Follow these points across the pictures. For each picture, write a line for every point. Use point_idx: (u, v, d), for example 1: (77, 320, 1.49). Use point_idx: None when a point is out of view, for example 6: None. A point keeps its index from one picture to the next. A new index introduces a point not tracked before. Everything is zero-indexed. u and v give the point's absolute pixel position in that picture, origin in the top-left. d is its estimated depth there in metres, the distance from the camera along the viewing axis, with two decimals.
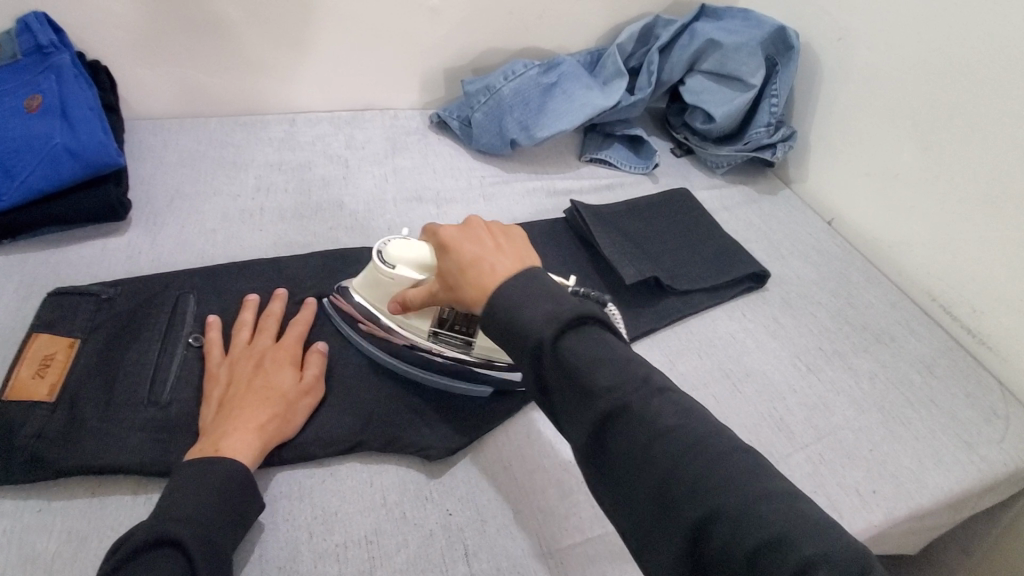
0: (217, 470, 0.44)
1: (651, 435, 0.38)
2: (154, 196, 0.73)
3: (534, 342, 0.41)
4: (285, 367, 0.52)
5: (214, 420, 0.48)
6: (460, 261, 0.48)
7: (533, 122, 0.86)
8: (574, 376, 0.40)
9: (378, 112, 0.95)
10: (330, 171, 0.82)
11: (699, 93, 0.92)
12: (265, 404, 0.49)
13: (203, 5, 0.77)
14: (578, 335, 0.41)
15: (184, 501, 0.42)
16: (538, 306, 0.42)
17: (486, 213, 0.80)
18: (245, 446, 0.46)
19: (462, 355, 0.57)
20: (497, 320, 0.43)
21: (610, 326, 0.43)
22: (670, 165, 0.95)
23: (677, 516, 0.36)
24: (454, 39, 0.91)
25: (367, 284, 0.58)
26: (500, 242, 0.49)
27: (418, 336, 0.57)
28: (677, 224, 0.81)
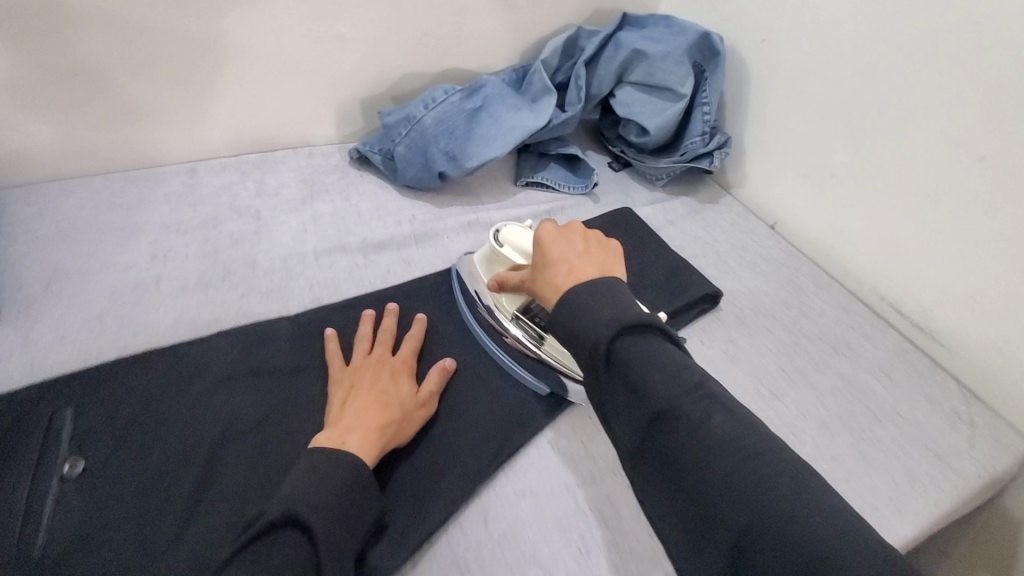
0: (344, 464, 0.45)
1: (697, 441, 0.39)
2: (25, 280, 0.62)
3: (590, 342, 0.43)
4: (401, 377, 0.56)
5: (337, 418, 0.51)
6: (545, 257, 0.53)
7: (460, 151, 0.80)
8: (630, 374, 0.41)
9: (292, 150, 0.87)
10: (239, 226, 0.73)
11: (630, 105, 0.89)
12: (386, 409, 0.52)
13: (68, 51, 0.66)
14: (636, 338, 0.43)
15: (307, 490, 0.43)
16: (607, 310, 0.44)
17: (419, 256, 0.74)
18: (368, 446, 0.48)
19: (534, 347, 0.61)
20: (561, 323, 0.46)
21: (670, 333, 0.44)
22: (609, 182, 0.92)
23: (721, 523, 0.37)
24: (367, 66, 0.84)
25: (485, 258, 0.66)
26: (589, 248, 0.54)
27: (505, 316, 0.63)
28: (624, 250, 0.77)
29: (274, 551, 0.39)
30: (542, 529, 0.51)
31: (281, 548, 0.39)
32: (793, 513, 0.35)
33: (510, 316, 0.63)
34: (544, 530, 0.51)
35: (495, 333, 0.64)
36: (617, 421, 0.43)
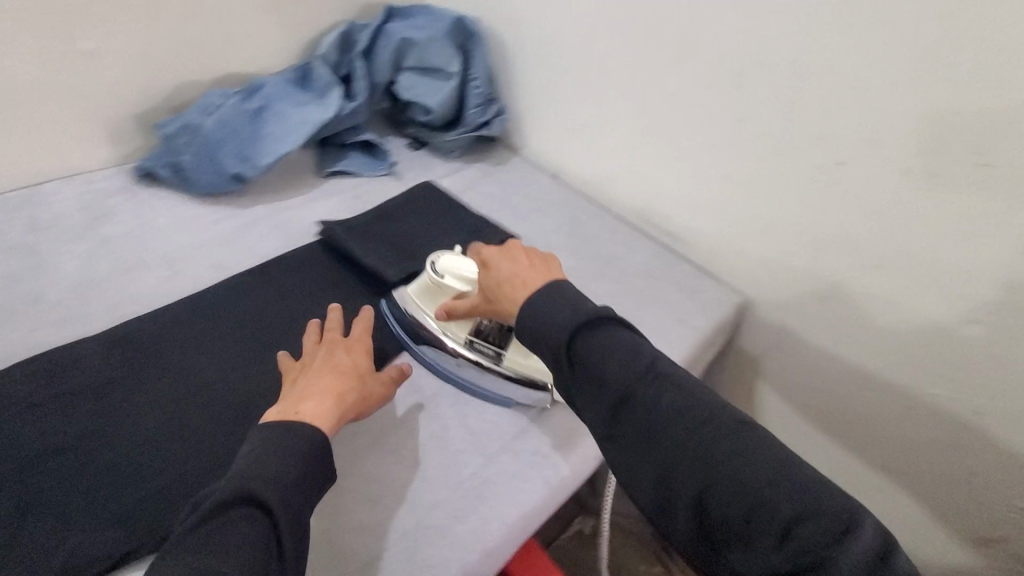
0: (300, 433, 0.49)
1: (654, 416, 0.47)
2: None
3: (553, 342, 0.51)
4: (358, 350, 0.61)
5: (296, 392, 0.55)
6: (499, 278, 0.59)
7: (253, 152, 0.83)
8: (592, 362, 0.49)
9: (65, 180, 0.82)
10: (14, 264, 0.69)
11: (411, 89, 0.97)
12: (343, 380, 0.57)
13: None
14: (592, 333, 0.51)
15: (266, 462, 0.46)
16: (561, 311, 0.52)
17: (228, 257, 0.76)
18: (325, 414, 0.53)
19: (492, 365, 0.65)
20: (525, 329, 0.53)
21: (622, 322, 0.52)
22: (408, 160, 1.00)
23: (681, 484, 0.45)
24: (131, 82, 0.82)
25: (422, 291, 0.68)
26: (533, 261, 0.60)
27: (457, 341, 0.66)
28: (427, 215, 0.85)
29: (223, 530, 0.42)
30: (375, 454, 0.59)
31: (232, 527, 0.42)
32: (748, 473, 0.44)
33: (464, 340, 0.66)
34: (379, 456, 0.59)
35: (448, 358, 0.67)
36: (585, 404, 0.50)
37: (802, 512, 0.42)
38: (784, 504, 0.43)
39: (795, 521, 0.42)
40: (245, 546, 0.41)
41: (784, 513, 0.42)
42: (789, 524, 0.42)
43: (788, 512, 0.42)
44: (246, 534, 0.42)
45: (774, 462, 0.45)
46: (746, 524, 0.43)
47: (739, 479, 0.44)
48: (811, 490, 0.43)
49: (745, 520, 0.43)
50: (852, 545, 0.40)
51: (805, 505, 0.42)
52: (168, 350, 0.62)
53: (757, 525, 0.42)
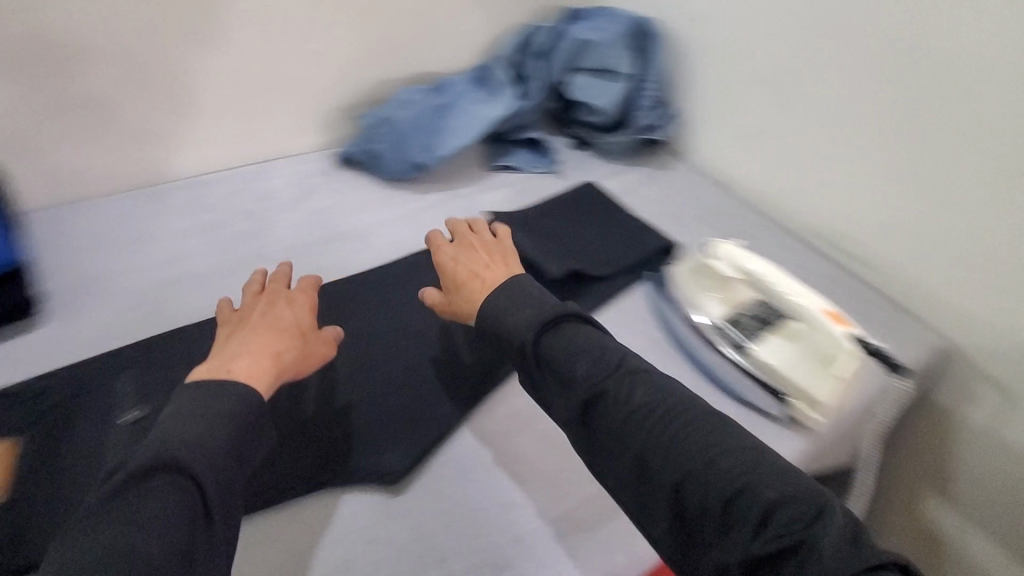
0: (229, 394, 0.45)
1: (622, 413, 0.46)
2: (66, 284, 0.72)
3: (519, 342, 0.51)
4: (299, 306, 0.59)
5: (226, 345, 0.53)
6: (449, 280, 0.60)
7: (434, 144, 0.90)
8: (561, 364, 0.49)
9: (284, 160, 0.97)
10: (245, 226, 0.83)
11: (583, 89, 0.98)
12: (280, 337, 0.54)
13: (79, 86, 0.77)
14: (565, 330, 0.51)
15: (186, 423, 0.42)
16: (522, 313, 0.52)
17: (406, 238, 0.83)
18: (257, 372, 0.50)
19: (734, 355, 0.63)
20: (491, 326, 0.54)
21: (586, 318, 0.53)
22: (571, 159, 1.01)
23: (658, 477, 0.44)
24: (343, 78, 0.94)
25: (693, 268, 0.71)
26: (480, 263, 0.61)
27: (710, 320, 0.66)
28: (589, 215, 0.84)
29: (152, 496, 0.38)
30: (528, 439, 0.62)
31: (165, 494, 0.38)
32: (719, 455, 0.43)
33: (713, 326, 0.66)
34: (531, 443, 0.61)
35: (694, 337, 0.66)
36: (560, 407, 0.49)
37: (785, 496, 0.40)
38: (768, 490, 0.41)
39: (773, 504, 0.40)
40: (168, 521, 0.37)
41: (764, 497, 0.40)
42: (768, 507, 0.40)
43: (767, 498, 0.40)
44: (169, 500, 0.38)
45: (749, 447, 0.44)
46: (723, 513, 0.41)
47: (714, 465, 0.42)
48: (795, 478, 0.42)
49: (725, 505, 0.41)
50: (835, 516, 0.39)
51: (783, 491, 0.41)
52: (356, 314, 0.71)
53: (733, 509, 0.41)
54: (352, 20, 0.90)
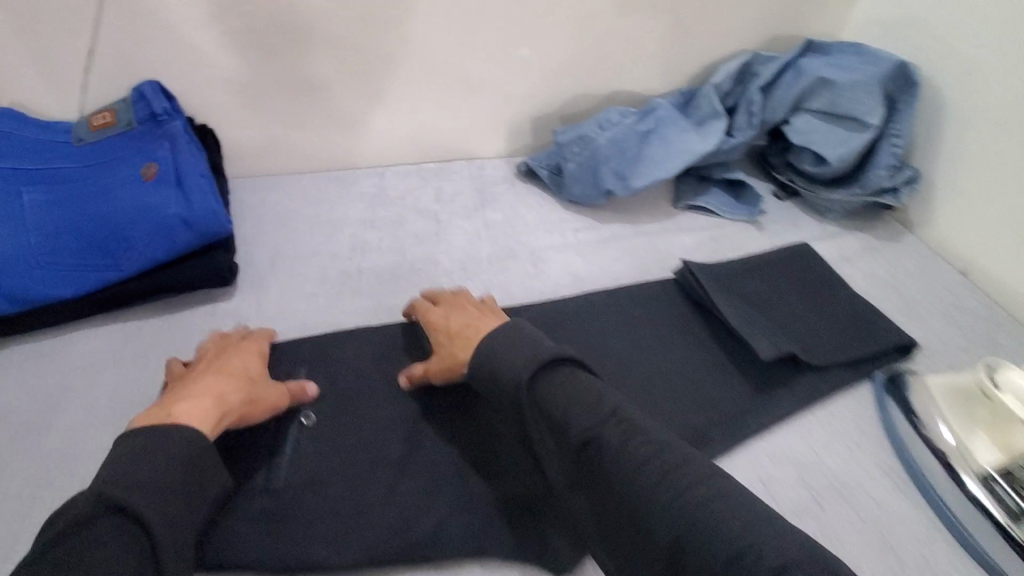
0: (178, 438, 0.43)
1: (616, 462, 0.43)
2: (257, 256, 0.74)
3: (513, 383, 0.47)
4: (246, 352, 0.56)
5: (172, 395, 0.49)
6: (453, 327, 0.56)
7: (630, 172, 0.81)
8: (551, 410, 0.45)
9: (464, 162, 0.95)
10: (422, 227, 0.81)
11: (807, 133, 0.84)
12: (231, 381, 0.51)
13: (303, 68, 0.79)
14: (552, 375, 0.47)
15: (139, 464, 0.41)
16: (518, 355, 0.48)
17: (582, 270, 0.77)
18: (201, 416, 0.46)
19: (1004, 520, 0.53)
20: (481, 366, 0.50)
21: (577, 362, 0.49)
22: (776, 210, 0.89)
23: (652, 534, 0.40)
24: (541, 88, 0.90)
25: (954, 393, 0.59)
26: (476, 311, 0.58)
27: (974, 466, 0.56)
28: (800, 283, 0.72)
29: (101, 549, 0.36)
30: None
31: (115, 547, 0.36)
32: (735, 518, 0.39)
33: (977, 475, 0.55)
34: None
35: (945, 481, 0.56)
36: (554, 457, 0.46)
37: (791, 561, 0.36)
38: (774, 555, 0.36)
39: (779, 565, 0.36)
40: (119, 571, 0.35)
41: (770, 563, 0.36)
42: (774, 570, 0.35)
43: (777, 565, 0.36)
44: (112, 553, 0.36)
45: (761, 514, 0.40)
46: (726, 573, 0.36)
47: (720, 537, 0.38)
48: (808, 546, 0.37)
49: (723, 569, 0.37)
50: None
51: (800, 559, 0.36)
52: None
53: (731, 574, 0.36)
54: (567, 28, 0.85)
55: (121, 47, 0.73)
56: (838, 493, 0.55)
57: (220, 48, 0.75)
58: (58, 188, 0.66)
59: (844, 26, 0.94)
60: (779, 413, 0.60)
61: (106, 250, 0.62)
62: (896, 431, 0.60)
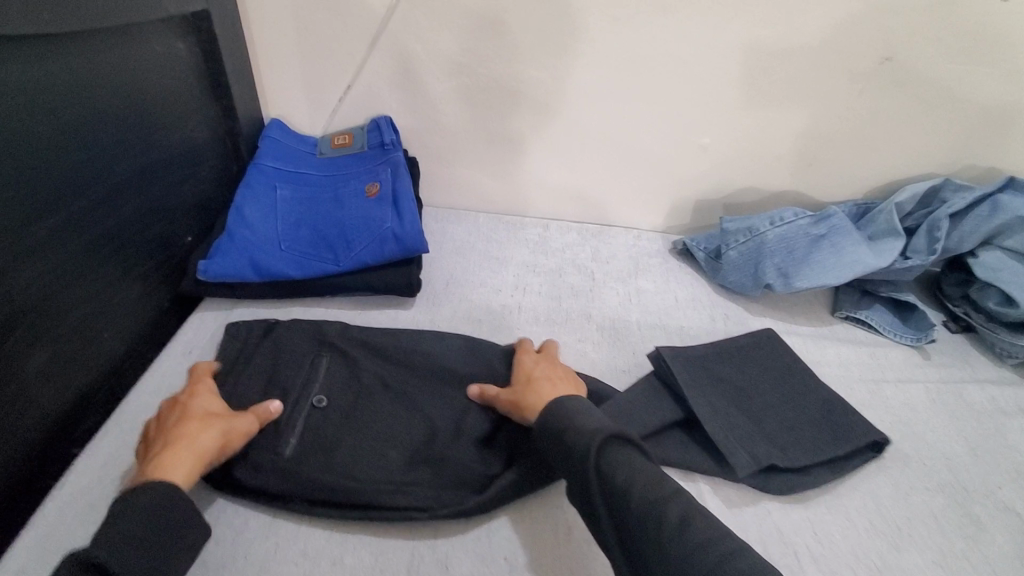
0: (152, 493, 0.46)
1: (677, 536, 0.42)
2: (435, 277, 0.84)
3: (583, 445, 0.49)
4: (206, 395, 0.57)
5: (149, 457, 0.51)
6: (533, 377, 0.61)
7: (794, 271, 0.82)
8: (611, 479, 0.46)
9: (622, 230, 1.01)
10: (578, 281, 0.87)
11: (995, 270, 0.81)
12: (206, 432, 0.52)
13: (507, 125, 0.91)
14: (614, 449, 0.49)
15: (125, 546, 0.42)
16: (586, 423, 0.51)
17: None
18: (183, 470, 0.49)
19: None
20: (549, 433, 0.52)
21: (639, 445, 0.50)
22: (945, 342, 0.84)
23: None
24: (713, 175, 0.94)
25: None
26: (566, 375, 0.63)
27: None
28: (765, 373, 0.68)
29: None
30: None
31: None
32: None
33: None
34: None
35: None
36: (612, 535, 0.45)
37: None
38: None
39: None
40: None
41: None
42: None
43: None
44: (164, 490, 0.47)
45: None
46: None
47: None
48: None
49: None
50: None
51: None
52: None
53: None
54: (750, 128, 0.89)
55: (372, 87, 0.88)
56: None
57: (447, 98, 0.88)
58: (303, 189, 0.81)
59: None
60: (932, 556, 0.56)
61: (331, 246, 0.75)
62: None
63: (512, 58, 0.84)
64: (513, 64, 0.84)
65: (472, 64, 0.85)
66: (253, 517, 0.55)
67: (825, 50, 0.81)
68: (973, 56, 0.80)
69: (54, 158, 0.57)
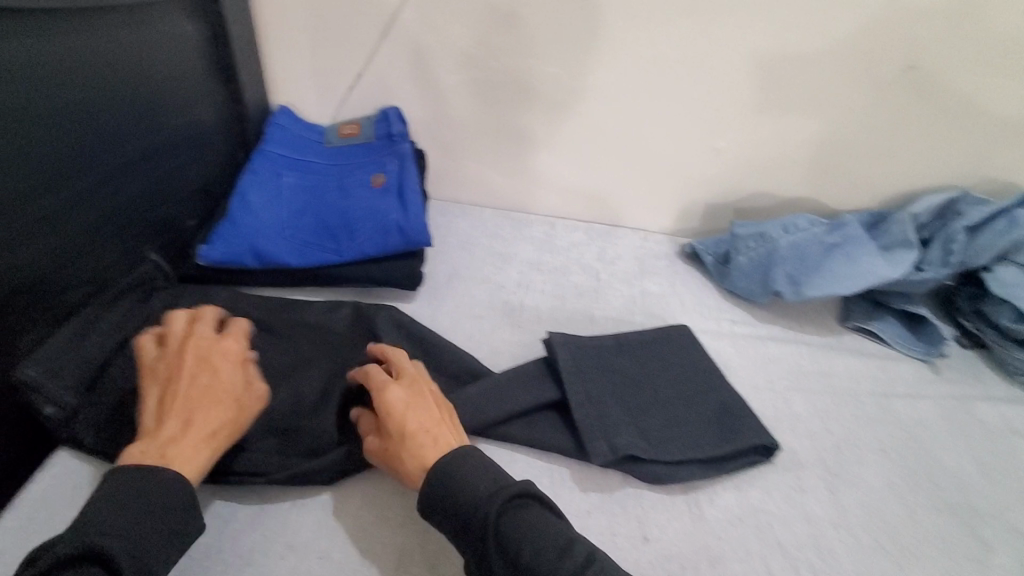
0: (159, 481, 0.47)
1: None
2: (437, 271, 0.83)
3: (480, 515, 0.46)
4: (219, 357, 0.55)
5: (159, 421, 0.51)
6: (403, 430, 0.52)
7: (804, 279, 0.80)
8: (515, 550, 0.44)
9: (630, 231, 0.99)
10: (583, 280, 0.86)
11: (1011, 286, 0.79)
12: (217, 410, 0.52)
13: (517, 120, 0.89)
14: (515, 514, 0.46)
15: (122, 505, 0.45)
16: (482, 482, 0.48)
17: (733, 360, 0.75)
18: (193, 455, 0.50)
19: None
20: (439, 503, 0.48)
21: (542, 499, 0.49)
22: (957, 357, 0.82)
23: None
24: (725, 178, 0.93)
25: None
26: (442, 412, 0.55)
27: None
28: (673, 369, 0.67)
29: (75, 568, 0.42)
30: None
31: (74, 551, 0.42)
32: None
33: None
34: None
35: None
36: None
37: None
38: None
39: None
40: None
41: None
42: None
43: None
44: (180, 489, 0.48)
45: None
46: None
47: None
48: None
49: None
50: None
51: None
52: None
53: None
54: (767, 131, 0.87)
55: (383, 76, 0.87)
56: None
57: (458, 90, 0.87)
58: (310, 177, 0.80)
59: None
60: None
61: (334, 236, 0.74)
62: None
63: (526, 51, 0.83)
64: (528, 59, 0.83)
65: (485, 56, 0.83)
66: (241, 509, 0.55)
67: (848, 56, 0.80)
68: (1000, 66, 0.78)
69: (55, 135, 0.57)
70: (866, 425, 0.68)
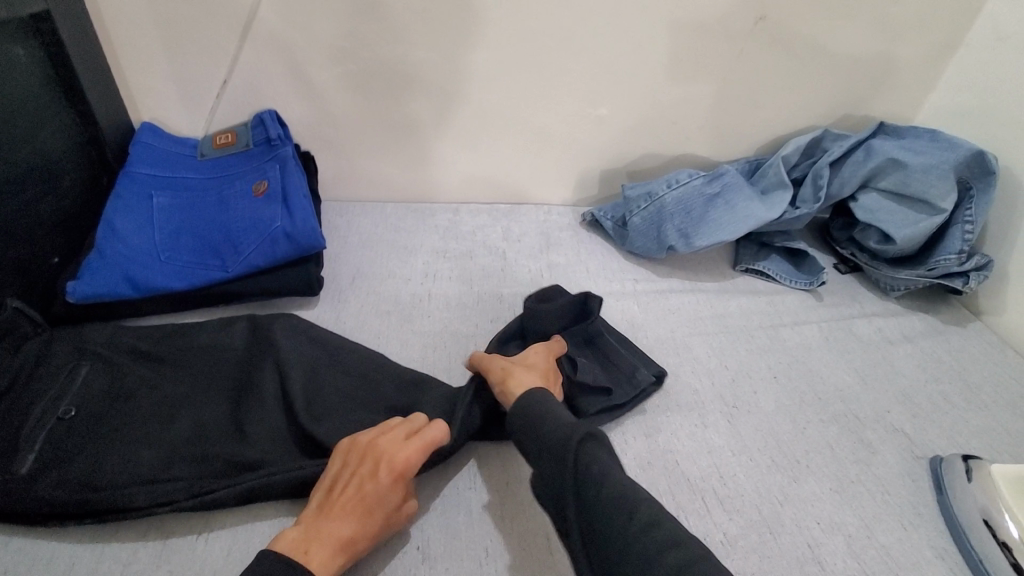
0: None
1: (635, 532, 0.41)
2: (339, 274, 0.81)
3: (564, 434, 0.48)
4: (396, 479, 0.51)
5: (311, 524, 0.49)
6: (550, 363, 0.61)
7: (693, 231, 0.85)
8: (587, 471, 0.45)
9: (533, 207, 1.01)
10: (489, 261, 0.87)
11: (873, 212, 0.86)
12: (366, 518, 0.49)
13: (401, 110, 0.88)
14: (592, 446, 0.47)
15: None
16: (563, 417, 0.51)
17: (638, 316, 0.79)
18: (327, 562, 0.47)
19: None
20: (523, 419, 0.52)
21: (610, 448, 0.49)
22: (837, 282, 0.89)
23: None
24: (614, 144, 0.96)
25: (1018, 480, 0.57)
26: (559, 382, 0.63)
27: None
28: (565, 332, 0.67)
29: None
30: None
31: None
32: None
33: None
34: None
35: (1007, 563, 0.53)
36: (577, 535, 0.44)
37: None
38: None
39: None
40: None
41: None
42: None
43: None
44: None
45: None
46: None
47: None
48: None
49: None
50: None
51: None
52: None
53: None
54: (644, 94, 0.91)
55: (252, 78, 0.83)
56: (887, 568, 0.54)
57: (335, 85, 0.85)
58: (183, 195, 0.76)
59: (919, 110, 0.97)
60: (830, 482, 0.60)
61: (218, 252, 0.71)
62: (968, 527, 0.56)
63: (397, 39, 0.81)
64: (400, 46, 0.82)
65: (356, 48, 0.81)
66: (142, 548, 0.52)
67: (702, 14, 0.84)
68: (837, 11, 0.85)
69: None
70: (760, 357, 0.73)
